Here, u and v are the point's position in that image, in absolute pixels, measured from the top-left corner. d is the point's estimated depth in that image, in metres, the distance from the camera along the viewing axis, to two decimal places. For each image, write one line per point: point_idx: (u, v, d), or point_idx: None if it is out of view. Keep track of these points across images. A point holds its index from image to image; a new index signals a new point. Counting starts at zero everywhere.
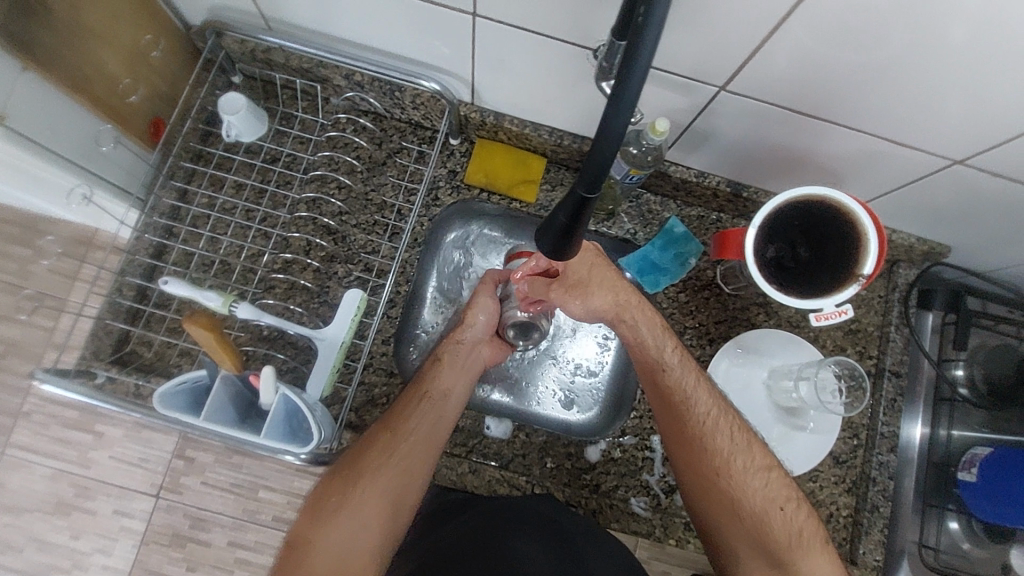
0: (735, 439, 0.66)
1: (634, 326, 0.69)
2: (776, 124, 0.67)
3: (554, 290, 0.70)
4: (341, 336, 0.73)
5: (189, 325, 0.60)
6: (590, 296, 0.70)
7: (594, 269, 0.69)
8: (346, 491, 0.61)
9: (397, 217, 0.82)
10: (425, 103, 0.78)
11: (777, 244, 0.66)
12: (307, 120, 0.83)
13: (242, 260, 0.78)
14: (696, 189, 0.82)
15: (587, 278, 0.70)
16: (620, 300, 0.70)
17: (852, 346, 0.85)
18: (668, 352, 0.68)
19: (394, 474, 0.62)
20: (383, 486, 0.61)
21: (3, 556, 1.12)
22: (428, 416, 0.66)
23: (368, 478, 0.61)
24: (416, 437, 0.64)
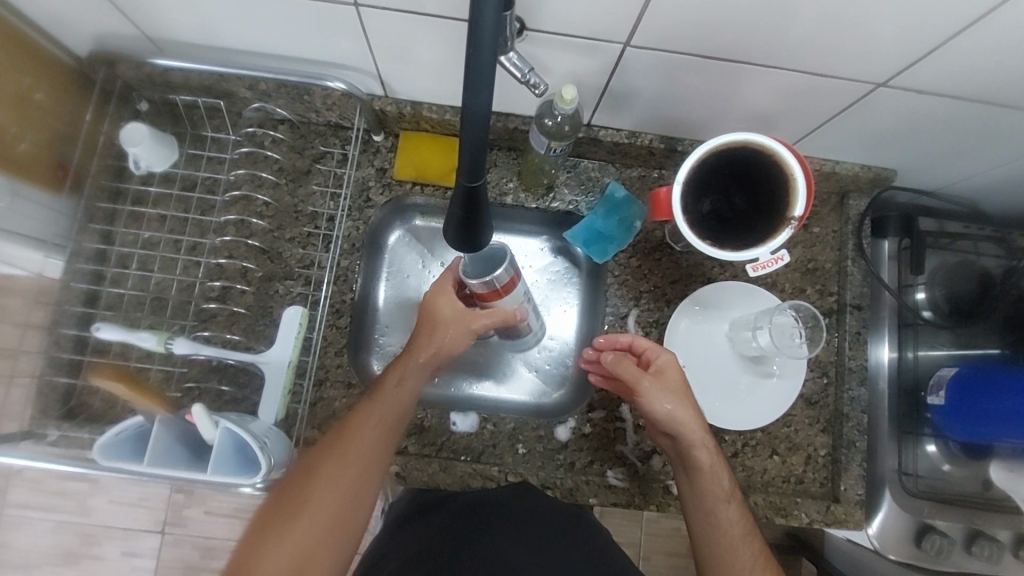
0: (753, 554, 0.65)
1: (710, 452, 0.66)
2: (692, 73, 0.64)
3: (644, 377, 0.66)
4: (287, 356, 0.72)
5: (98, 380, 0.63)
6: (675, 406, 0.66)
7: (682, 380, 0.67)
8: (292, 511, 0.60)
9: (329, 225, 0.79)
10: (337, 103, 0.75)
11: (714, 210, 0.64)
12: (220, 139, 0.80)
13: (176, 293, 0.76)
14: (630, 150, 0.80)
15: (677, 386, 0.67)
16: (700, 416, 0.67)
17: (811, 285, 0.84)
18: (722, 475, 0.66)
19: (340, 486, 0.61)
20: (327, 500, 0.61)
21: None
22: (354, 457, 0.62)
23: (315, 496, 0.61)
24: (364, 446, 0.63)
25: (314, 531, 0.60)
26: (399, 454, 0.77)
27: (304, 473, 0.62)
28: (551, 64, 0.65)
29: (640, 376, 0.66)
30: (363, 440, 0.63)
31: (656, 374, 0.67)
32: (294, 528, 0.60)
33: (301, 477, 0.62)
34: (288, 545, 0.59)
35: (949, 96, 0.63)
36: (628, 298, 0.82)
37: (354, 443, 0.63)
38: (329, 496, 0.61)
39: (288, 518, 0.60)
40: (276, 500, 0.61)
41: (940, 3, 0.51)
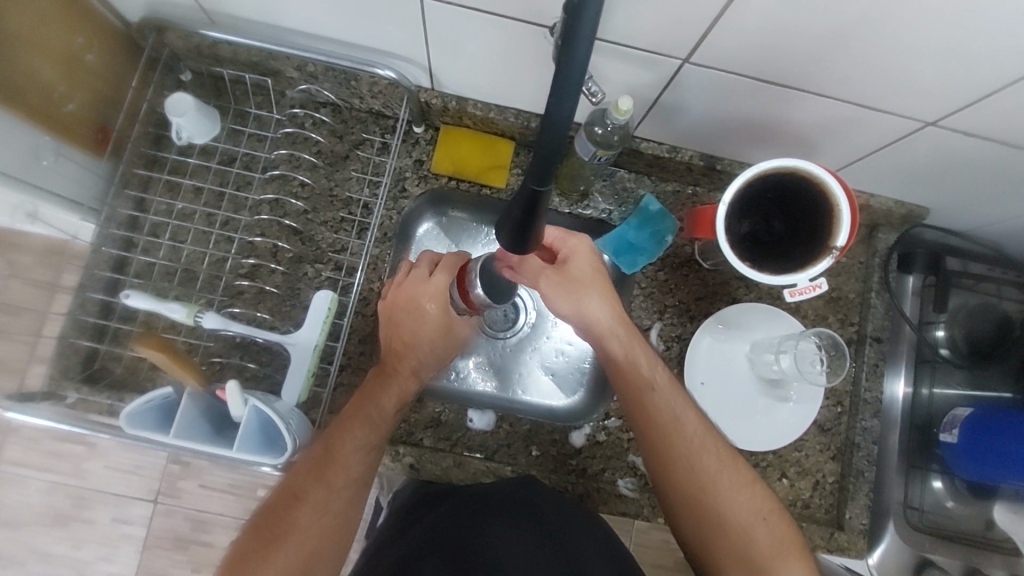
0: (739, 486, 0.62)
1: (671, 398, 0.65)
2: (744, 95, 0.65)
3: (547, 275, 0.64)
4: (314, 339, 0.72)
5: (140, 346, 0.60)
6: (581, 300, 0.65)
7: (594, 274, 0.65)
8: (299, 500, 0.59)
9: (364, 212, 0.80)
10: (384, 91, 0.75)
11: (752, 244, 0.64)
12: (262, 116, 0.80)
13: (206, 266, 0.76)
14: (669, 164, 0.80)
15: (585, 279, 0.65)
16: (616, 313, 0.65)
17: (833, 314, 0.85)
18: (691, 420, 0.64)
19: (343, 471, 0.60)
20: (333, 483, 0.60)
21: (6, 570, 1.12)
22: (358, 434, 0.62)
23: (321, 483, 0.59)
24: (368, 428, 0.62)
25: (321, 521, 0.59)
26: (414, 446, 0.77)
27: (300, 482, 0.60)
28: (606, 73, 0.65)
29: (543, 274, 0.64)
30: (361, 421, 0.62)
31: (563, 263, 0.64)
32: (296, 533, 0.58)
33: (297, 485, 0.60)
34: (305, 531, 0.58)
35: (997, 142, 0.64)
36: (652, 311, 0.83)
37: (352, 437, 0.61)
38: (327, 501, 0.59)
39: (287, 525, 0.58)
40: (273, 506, 0.59)
41: (1006, 53, 0.51)
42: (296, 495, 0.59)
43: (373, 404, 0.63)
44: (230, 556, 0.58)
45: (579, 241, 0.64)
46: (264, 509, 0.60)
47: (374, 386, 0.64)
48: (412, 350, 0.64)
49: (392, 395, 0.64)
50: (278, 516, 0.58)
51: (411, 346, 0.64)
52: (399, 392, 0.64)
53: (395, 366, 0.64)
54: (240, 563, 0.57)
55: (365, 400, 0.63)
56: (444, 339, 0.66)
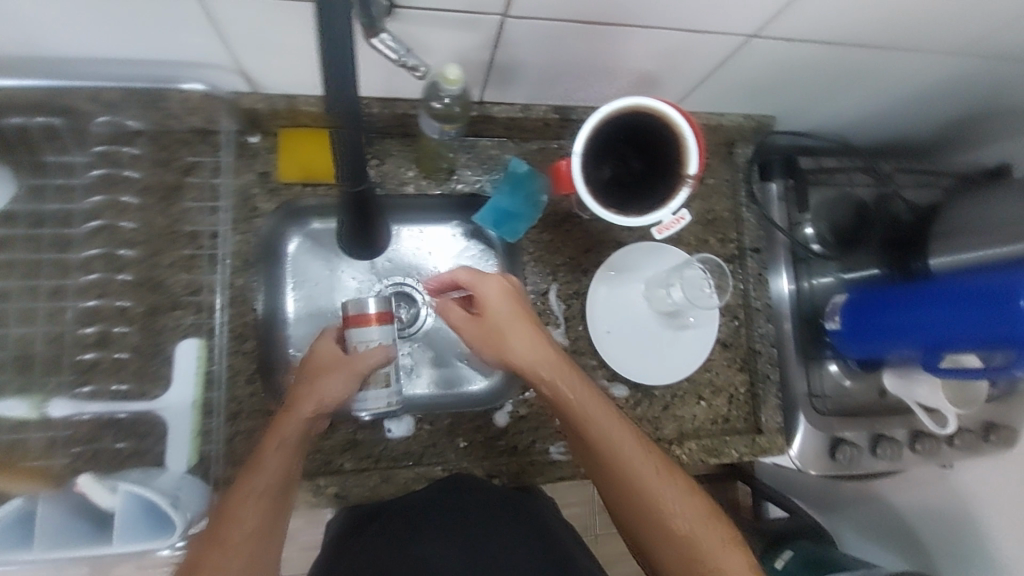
0: (661, 475, 0.63)
1: (585, 401, 0.64)
2: (574, 40, 0.63)
3: (472, 330, 0.67)
4: (189, 398, 0.68)
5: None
6: (507, 338, 0.65)
7: (511, 310, 0.66)
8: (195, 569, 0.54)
9: (215, 244, 0.72)
10: (198, 107, 0.67)
11: (615, 186, 0.64)
12: (61, 162, 0.69)
13: (40, 347, 0.66)
14: (526, 124, 0.78)
15: (506, 322, 0.66)
16: (534, 337, 0.65)
17: (713, 235, 0.88)
18: (608, 419, 0.64)
19: (243, 529, 0.56)
20: (233, 547, 0.55)
21: None
22: (256, 489, 0.57)
23: (218, 548, 0.55)
24: (264, 475, 0.58)
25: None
26: (336, 474, 0.73)
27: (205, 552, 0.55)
28: (430, 43, 0.61)
29: (467, 323, 0.68)
30: (260, 475, 0.58)
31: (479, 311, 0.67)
32: None
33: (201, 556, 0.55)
34: None
35: (814, 42, 0.66)
36: (546, 274, 0.82)
37: (248, 492, 0.57)
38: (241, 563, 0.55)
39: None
40: None
41: None
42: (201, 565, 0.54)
43: (271, 458, 0.59)
44: None
45: (489, 283, 0.67)
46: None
47: (271, 432, 0.60)
48: (313, 391, 0.62)
49: (292, 436, 0.60)
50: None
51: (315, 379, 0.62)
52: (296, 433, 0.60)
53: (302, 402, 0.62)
54: None
55: (270, 448, 0.59)
56: (347, 373, 0.62)
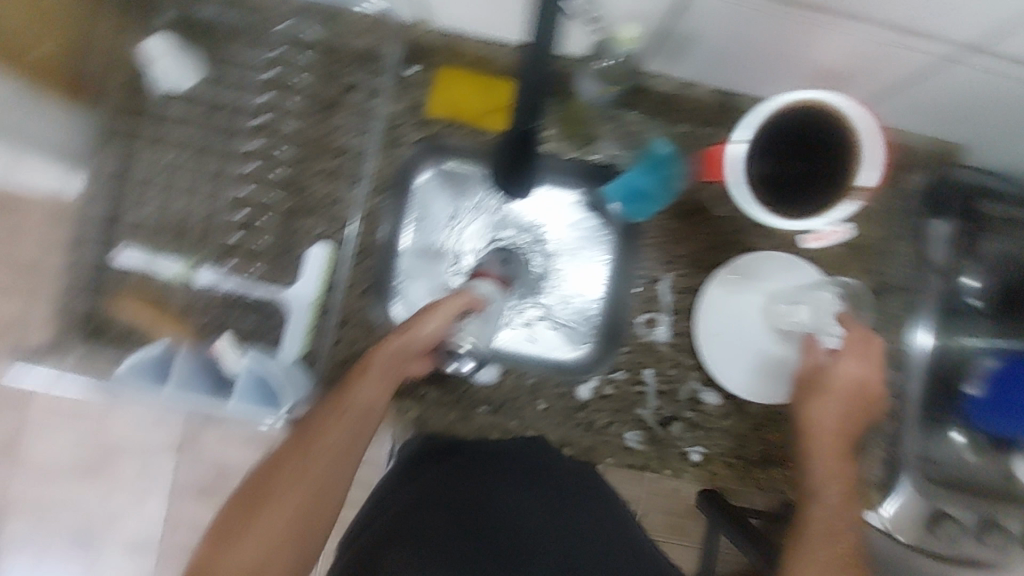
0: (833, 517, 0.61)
1: (845, 434, 0.67)
2: (763, 21, 0.59)
3: (813, 353, 0.70)
4: (311, 293, 0.73)
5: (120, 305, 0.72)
6: (829, 386, 0.68)
7: (871, 351, 0.67)
8: (277, 480, 0.52)
9: (358, 161, 0.76)
10: (380, 30, 0.74)
11: (771, 185, 0.60)
12: (245, 60, 0.75)
13: (198, 220, 0.74)
14: (683, 102, 0.76)
15: (837, 366, 0.68)
16: (860, 386, 0.67)
17: (855, 264, 0.81)
18: (841, 457, 0.66)
19: (328, 446, 0.55)
20: (315, 467, 0.53)
21: None
22: (347, 414, 0.57)
23: (301, 465, 0.53)
24: (350, 402, 0.59)
25: (300, 503, 0.52)
26: (421, 400, 0.77)
27: (284, 450, 0.55)
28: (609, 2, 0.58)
29: (818, 351, 0.70)
30: (346, 401, 0.59)
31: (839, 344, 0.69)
32: (268, 508, 0.51)
33: (279, 455, 0.54)
34: (278, 512, 0.51)
35: None
36: (662, 262, 0.79)
37: (342, 410, 0.58)
38: (317, 479, 0.53)
39: (267, 498, 0.52)
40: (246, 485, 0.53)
41: None
42: (278, 467, 0.53)
43: (362, 390, 0.60)
44: (200, 541, 0.51)
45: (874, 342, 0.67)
46: (243, 487, 0.53)
47: (371, 356, 0.62)
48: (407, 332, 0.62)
49: (385, 359, 0.62)
50: (257, 497, 0.51)
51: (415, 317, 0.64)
52: (392, 352, 0.62)
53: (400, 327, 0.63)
54: (211, 545, 0.50)
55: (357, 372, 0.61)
56: (449, 308, 0.64)
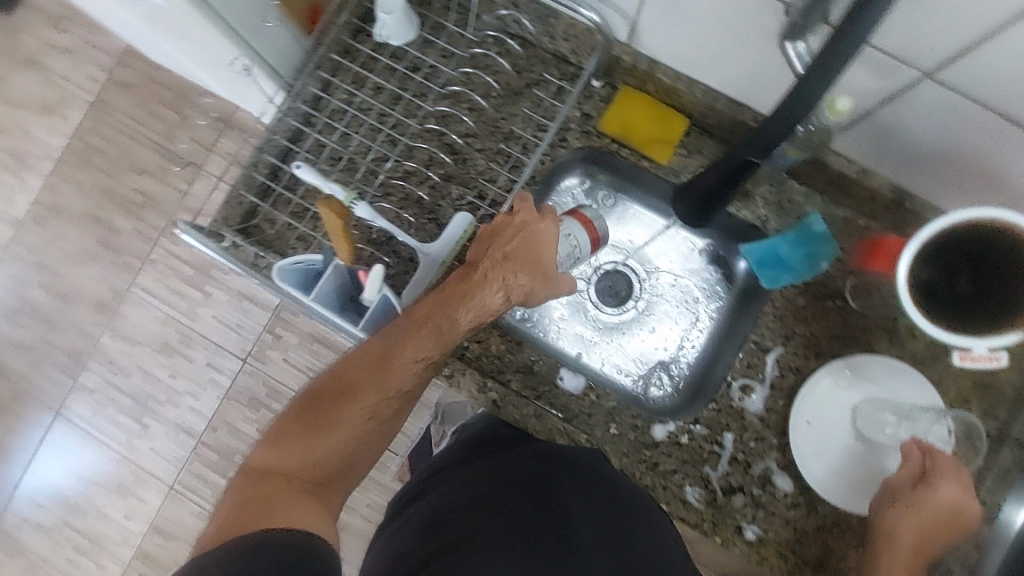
0: None
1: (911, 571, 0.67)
2: (970, 131, 0.59)
3: (905, 483, 0.69)
4: (443, 255, 0.75)
5: (324, 208, 0.68)
6: (909, 521, 0.67)
7: (960, 495, 0.66)
8: (342, 402, 0.60)
9: (522, 150, 0.80)
10: (578, 36, 0.75)
11: (926, 300, 0.57)
12: (455, 33, 0.81)
13: (367, 160, 0.80)
14: (854, 187, 0.74)
15: (928, 502, 0.66)
16: (938, 527, 0.66)
17: (977, 400, 0.75)
18: None
19: (395, 387, 0.61)
20: (381, 400, 0.60)
21: (115, 375, 1.25)
22: (415, 357, 0.61)
23: (363, 397, 0.60)
24: (419, 347, 0.61)
25: (361, 429, 0.60)
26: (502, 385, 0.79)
27: (353, 375, 0.61)
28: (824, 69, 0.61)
29: (907, 478, 0.69)
30: (416, 346, 0.60)
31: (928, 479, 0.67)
32: (339, 427, 0.59)
33: (349, 378, 0.61)
34: (345, 433, 0.59)
35: None
36: (779, 334, 0.79)
37: (411, 352, 0.60)
38: (374, 411, 0.60)
39: (336, 417, 0.59)
40: (319, 395, 0.60)
41: None
42: (347, 391, 0.60)
43: (430, 341, 0.61)
44: (278, 424, 0.60)
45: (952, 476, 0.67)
46: (313, 393, 0.61)
47: (444, 302, 0.61)
48: (466, 302, 0.61)
49: (459, 313, 0.61)
50: (327, 407, 0.59)
51: (476, 284, 0.61)
52: (466, 308, 0.61)
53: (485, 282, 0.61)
54: (285, 439, 0.59)
55: (416, 326, 0.61)
56: (541, 279, 0.61)
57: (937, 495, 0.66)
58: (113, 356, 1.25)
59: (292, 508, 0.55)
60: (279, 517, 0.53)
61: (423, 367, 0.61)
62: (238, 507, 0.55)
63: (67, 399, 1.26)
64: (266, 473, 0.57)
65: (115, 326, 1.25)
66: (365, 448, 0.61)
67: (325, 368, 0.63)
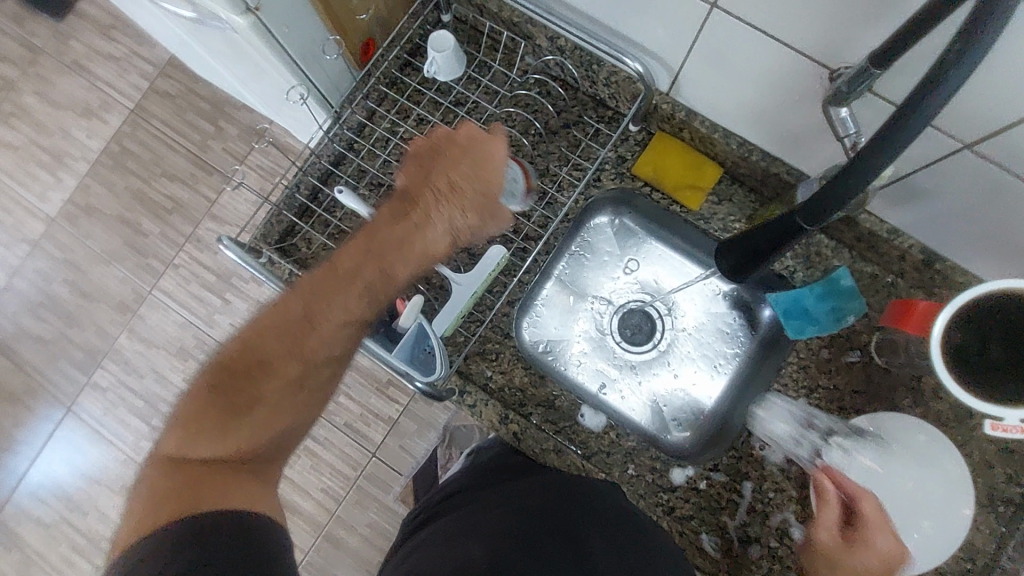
0: None
1: None
2: (1004, 201, 0.60)
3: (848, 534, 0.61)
4: (475, 287, 0.76)
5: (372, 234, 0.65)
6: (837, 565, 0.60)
7: (883, 543, 0.60)
8: (256, 376, 0.56)
9: (557, 188, 0.83)
10: (619, 82, 0.77)
11: (958, 362, 0.58)
12: (499, 72, 0.85)
13: None
14: (882, 245, 0.75)
15: (860, 544, 0.60)
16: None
17: (1002, 466, 0.74)
18: None
19: (321, 348, 0.58)
20: (306, 363, 0.57)
21: (127, 376, 1.26)
22: (340, 317, 0.58)
23: (282, 365, 0.56)
24: (344, 304, 0.58)
25: (283, 396, 0.57)
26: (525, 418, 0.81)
27: (269, 346, 0.56)
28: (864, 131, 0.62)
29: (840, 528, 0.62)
30: (341, 306, 0.58)
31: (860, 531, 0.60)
32: (260, 404, 0.56)
33: (263, 346, 0.56)
34: (266, 407, 0.56)
35: None
36: (802, 385, 0.80)
37: (334, 309, 0.57)
38: (300, 379, 0.57)
39: (252, 389, 0.55)
40: (231, 368, 0.56)
41: None
42: (264, 363, 0.56)
43: (354, 299, 0.58)
44: (186, 404, 0.55)
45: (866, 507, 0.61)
46: (221, 362, 0.56)
47: (382, 252, 0.59)
48: (405, 254, 0.59)
49: (393, 261, 0.59)
50: (240, 382, 0.55)
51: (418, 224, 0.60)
52: (399, 252, 0.59)
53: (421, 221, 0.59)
54: (193, 422, 0.54)
55: (338, 283, 0.58)
56: (476, 215, 0.60)
57: (858, 514, 0.61)
58: (128, 357, 1.27)
59: (219, 483, 0.53)
60: (216, 502, 0.52)
61: (350, 325, 0.59)
62: (157, 499, 0.51)
63: (79, 395, 1.27)
64: (178, 461, 0.53)
65: (134, 327, 1.26)
66: (292, 420, 0.58)
67: (231, 340, 0.58)
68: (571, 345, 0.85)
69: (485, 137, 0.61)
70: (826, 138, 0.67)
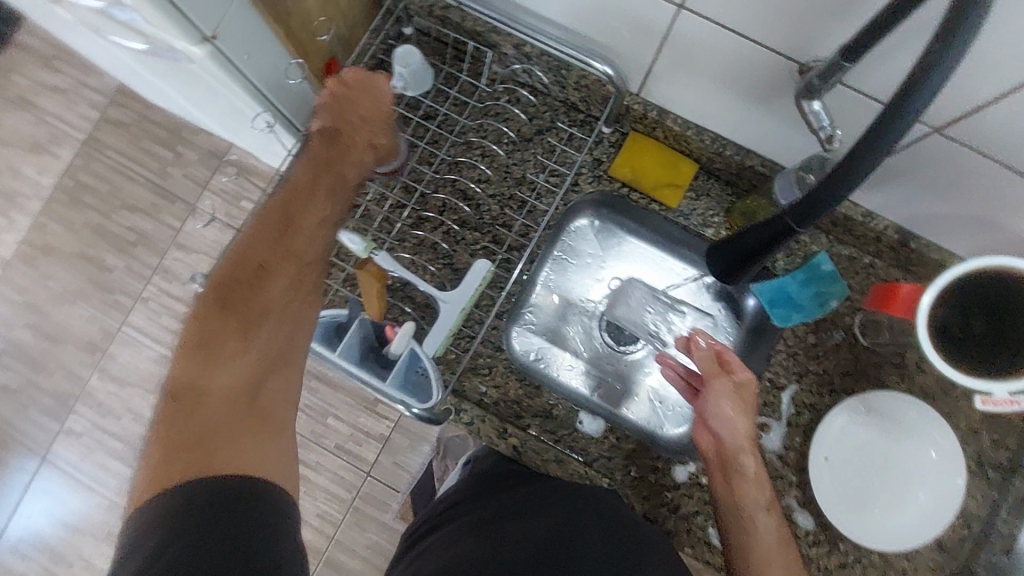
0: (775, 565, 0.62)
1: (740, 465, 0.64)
2: (975, 178, 0.62)
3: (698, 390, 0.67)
4: (463, 302, 0.74)
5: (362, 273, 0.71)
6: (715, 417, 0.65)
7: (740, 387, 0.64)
8: (255, 287, 0.59)
9: (535, 196, 0.83)
10: (590, 86, 0.77)
11: (944, 339, 0.59)
12: (467, 83, 0.83)
13: (382, 209, 0.81)
14: (858, 228, 0.76)
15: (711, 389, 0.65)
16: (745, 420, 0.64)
17: (988, 432, 0.76)
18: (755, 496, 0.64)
19: (301, 259, 0.63)
20: (292, 274, 0.62)
21: (104, 418, 1.21)
22: (314, 224, 0.64)
23: (271, 280, 0.60)
24: (313, 216, 0.64)
25: (280, 304, 0.60)
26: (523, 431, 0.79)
27: (263, 254, 0.61)
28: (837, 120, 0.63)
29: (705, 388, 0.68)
30: (307, 223, 0.64)
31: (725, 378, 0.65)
32: (266, 321, 0.59)
33: (252, 260, 0.60)
34: (269, 318, 0.59)
35: None
36: (794, 371, 0.80)
37: (307, 219, 0.64)
38: (297, 277, 0.62)
39: (254, 302, 0.59)
40: (230, 288, 0.59)
41: None
42: (261, 271, 0.60)
43: (315, 212, 0.64)
44: (193, 340, 0.57)
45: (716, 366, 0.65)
46: (218, 284, 0.59)
47: (321, 174, 0.66)
48: (350, 169, 0.68)
49: (328, 176, 0.66)
50: (243, 288, 0.59)
51: (348, 147, 0.68)
52: (351, 167, 0.68)
53: (349, 139, 0.68)
54: (206, 344, 0.56)
55: (303, 194, 0.64)
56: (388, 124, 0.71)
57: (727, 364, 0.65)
58: (102, 400, 1.22)
59: (233, 428, 0.53)
60: (230, 460, 0.52)
61: (328, 227, 0.66)
62: (175, 450, 0.51)
63: (53, 443, 1.22)
64: (197, 389, 0.54)
65: (105, 368, 1.21)
66: (296, 323, 0.61)
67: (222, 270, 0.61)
68: (561, 352, 0.84)
69: (373, 74, 0.69)
70: (798, 128, 0.69)
